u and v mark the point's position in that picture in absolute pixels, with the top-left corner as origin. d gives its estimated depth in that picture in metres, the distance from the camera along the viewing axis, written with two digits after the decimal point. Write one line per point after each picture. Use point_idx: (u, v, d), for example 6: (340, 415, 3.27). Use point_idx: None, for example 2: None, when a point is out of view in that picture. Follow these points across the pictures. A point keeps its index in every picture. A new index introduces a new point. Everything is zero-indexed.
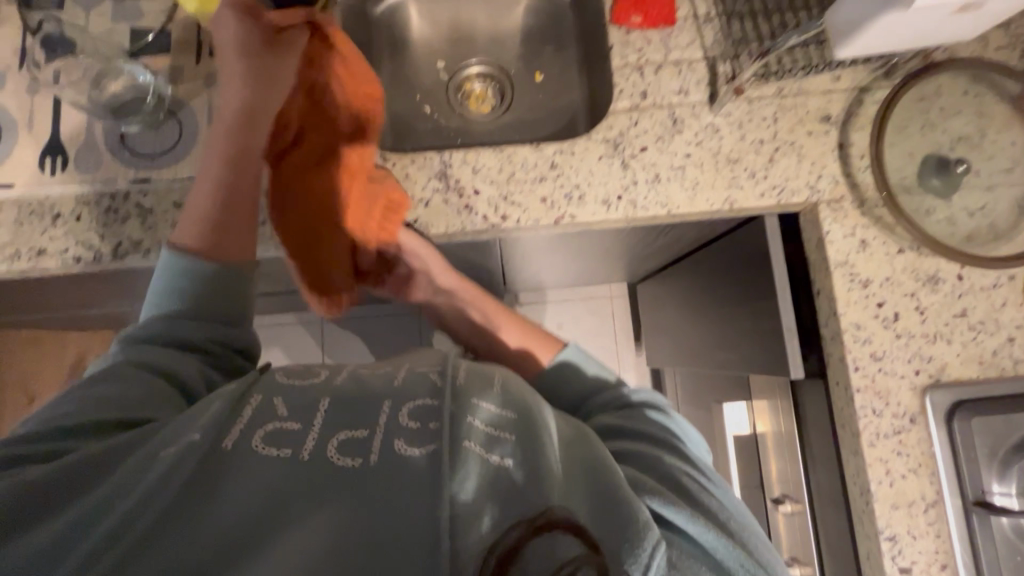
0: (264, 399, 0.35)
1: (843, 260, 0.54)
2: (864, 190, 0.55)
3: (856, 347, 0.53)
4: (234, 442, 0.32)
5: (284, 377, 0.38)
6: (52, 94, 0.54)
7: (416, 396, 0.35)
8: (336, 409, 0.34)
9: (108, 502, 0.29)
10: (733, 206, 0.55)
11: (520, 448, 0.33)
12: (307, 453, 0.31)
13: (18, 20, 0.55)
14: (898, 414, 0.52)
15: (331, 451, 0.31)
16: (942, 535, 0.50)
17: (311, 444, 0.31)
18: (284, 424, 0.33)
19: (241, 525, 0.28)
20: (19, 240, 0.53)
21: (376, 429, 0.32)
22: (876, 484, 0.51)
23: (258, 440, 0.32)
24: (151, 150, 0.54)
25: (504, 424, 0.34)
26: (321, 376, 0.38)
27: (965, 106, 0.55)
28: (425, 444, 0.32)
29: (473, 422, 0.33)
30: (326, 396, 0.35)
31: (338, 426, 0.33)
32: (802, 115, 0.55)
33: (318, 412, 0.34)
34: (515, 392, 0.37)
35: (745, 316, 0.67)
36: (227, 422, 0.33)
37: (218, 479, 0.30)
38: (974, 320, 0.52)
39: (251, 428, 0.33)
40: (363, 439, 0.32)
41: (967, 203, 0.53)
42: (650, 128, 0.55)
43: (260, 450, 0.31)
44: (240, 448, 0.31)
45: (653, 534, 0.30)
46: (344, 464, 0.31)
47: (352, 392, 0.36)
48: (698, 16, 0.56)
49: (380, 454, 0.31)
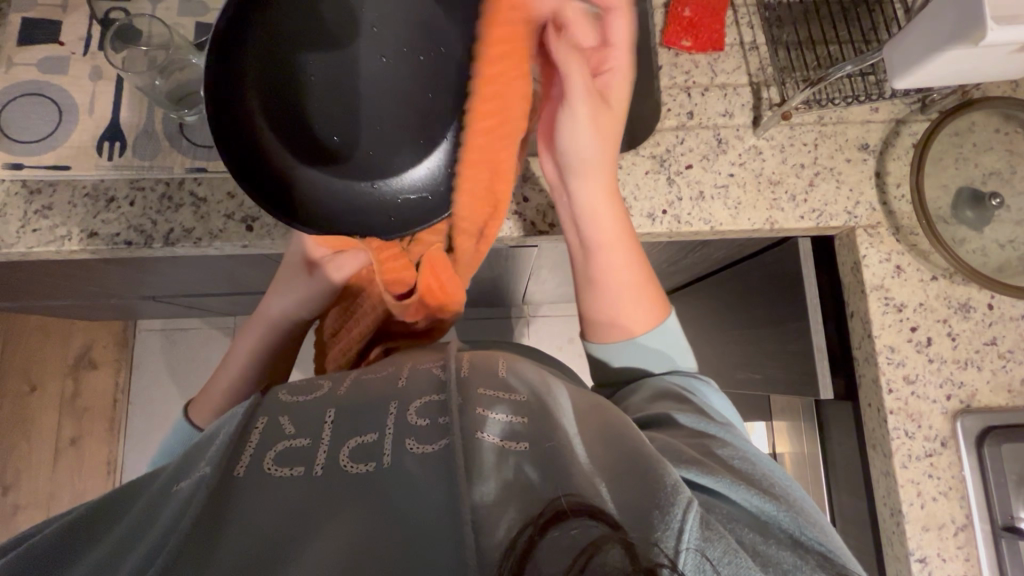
0: (269, 420, 0.38)
1: (879, 284, 0.55)
2: (899, 217, 0.56)
3: (890, 370, 0.54)
4: (245, 467, 0.34)
5: (288, 395, 0.41)
6: (115, 82, 0.55)
7: (421, 396, 0.39)
8: (342, 419, 0.37)
9: (137, 536, 0.31)
10: (774, 226, 0.57)
11: (533, 429, 0.36)
12: (319, 466, 0.34)
13: (86, 8, 0.57)
14: (930, 437, 0.53)
15: (343, 458, 0.34)
16: (971, 559, 0.50)
17: (322, 458, 0.34)
18: (293, 440, 0.36)
19: (266, 535, 0.30)
20: (72, 221, 0.53)
21: (384, 432, 0.36)
22: (907, 505, 0.52)
23: (269, 460, 0.34)
24: (208, 140, 0.54)
25: (517, 412, 0.37)
26: (324, 390, 0.42)
27: (998, 143, 0.57)
28: (434, 439, 0.35)
29: (480, 410, 0.37)
30: (329, 409, 0.39)
31: (347, 434, 0.36)
32: (841, 143, 0.57)
33: (324, 426, 0.37)
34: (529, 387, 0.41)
35: (772, 336, 0.69)
36: (235, 449, 0.35)
37: (235, 500, 0.32)
38: (1003, 349, 0.54)
39: (261, 452, 0.35)
40: (370, 442, 0.35)
41: (998, 236, 0.55)
42: (695, 148, 0.57)
43: (272, 470, 0.34)
44: (253, 472, 0.34)
45: (683, 493, 0.31)
46: (358, 469, 0.34)
47: (354, 402, 0.39)
48: (745, 44, 0.59)
49: (392, 454, 0.34)
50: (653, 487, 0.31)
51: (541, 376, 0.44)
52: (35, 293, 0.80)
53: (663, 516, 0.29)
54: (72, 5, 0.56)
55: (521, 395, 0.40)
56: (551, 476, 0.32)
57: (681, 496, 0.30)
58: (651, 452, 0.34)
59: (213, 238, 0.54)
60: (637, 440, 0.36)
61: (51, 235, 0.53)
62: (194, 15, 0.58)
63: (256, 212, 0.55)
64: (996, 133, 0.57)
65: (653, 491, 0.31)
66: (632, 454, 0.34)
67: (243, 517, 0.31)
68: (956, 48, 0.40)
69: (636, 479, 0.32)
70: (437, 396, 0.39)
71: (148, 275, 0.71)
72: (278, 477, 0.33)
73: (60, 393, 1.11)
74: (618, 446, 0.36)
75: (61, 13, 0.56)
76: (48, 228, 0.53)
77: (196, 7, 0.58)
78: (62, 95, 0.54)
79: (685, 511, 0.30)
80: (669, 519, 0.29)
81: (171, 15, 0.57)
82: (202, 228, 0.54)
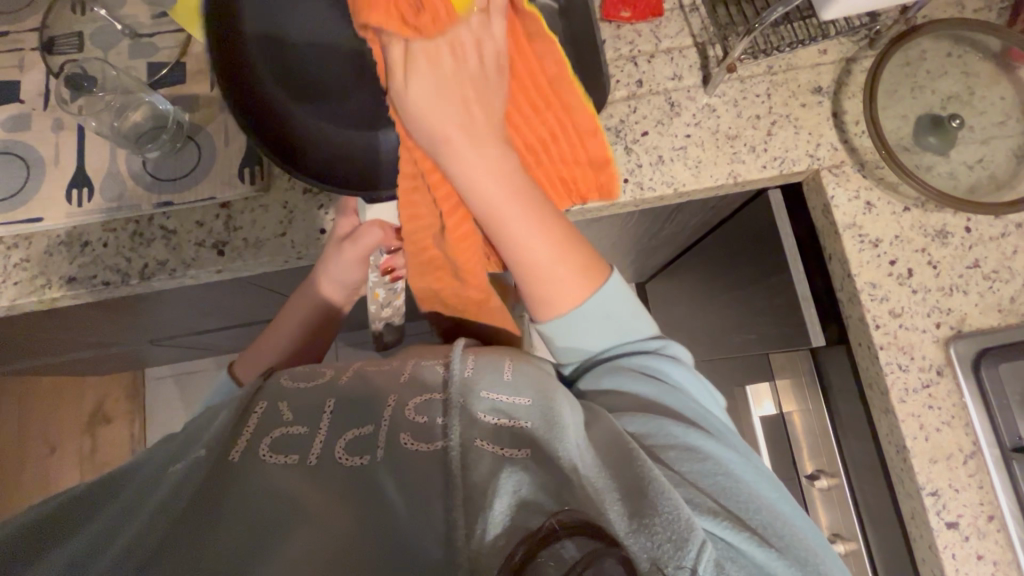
0: (269, 405, 0.40)
1: (851, 222, 0.55)
2: (863, 153, 0.56)
3: (874, 306, 0.53)
4: (239, 452, 0.36)
5: (290, 380, 0.44)
6: (76, 130, 0.56)
7: (422, 394, 0.40)
8: (340, 410, 0.39)
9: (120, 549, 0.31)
10: (737, 180, 0.57)
11: (530, 436, 0.37)
12: (315, 457, 0.36)
13: (43, 66, 0.59)
14: (925, 367, 0.52)
15: (340, 452, 0.36)
16: (985, 486, 0.49)
17: (318, 449, 0.36)
18: (290, 428, 0.38)
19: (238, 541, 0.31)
20: (49, 269, 0.54)
21: (381, 425, 0.38)
22: (911, 440, 0.51)
23: (264, 447, 0.36)
24: (171, 174, 0.55)
25: (511, 415, 0.38)
26: (327, 376, 0.44)
27: (951, 67, 0.57)
28: (432, 439, 0.36)
29: (485, 417, 0.38)
30: (330, 397, 0.40)
31: (344, 428, 0.38)
32: (794, 89, 0.57)
33: (324, 415, 0.39)
34: (543, 396, 0.41)
35: (757, 294, 0.68)
36: (236, 431, 0.38)
37: (228, 484, 0.34)
38: (988, 270, 0.53)
39: (258, 437, 0.37)
40: (366, 436, 0.37)
41: (965, 157, 0.55)
42: (649, 114, 0.57)
43: (267, 455, 0.36)
44: (248, 455, 0.36)
45: (698, 532, 0.31)
46: (354, 462, 0.36)
47: (354, 392, 0.41)
48: (685, 6, 0.59)
49: (385, 448, 0.36)
50: (666, 520, 0.31)
51: (544, 377, 0.44)
52: (36, 352, 0.82)
53: (676, 554, 0.29)
54: (29, 64, 0.58)
55: (525, 399, 0.40)
56: (548, 491, 0.33)
57: (695, 534, 0.30)
58: (658, 478, 0.33)
59: (187, 267, 0.55)
60: (641, 460, 0.35)
61: (31, 285, 0.54)
62: (146, 57, 0.59)
63: (226, 236, 0.55)
64: (947, 57, 0.57)
65: (661, 520, 0.31)
66: (638, 480, 0.34)
67: (241, 498, 0.33)
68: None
69: (646, 507, 0.32)
70: (438, 396, 0.40)
71: (138, 317, 0.72)
72: (272, 464, 0.35)
73: (78, 451, 1.09)
74: (627, 465, 0.35)
75: (19, 74, 0.58)
76: (28, 279, 0.54)
77: (147, 49, 0.60)
78: (29, 151, 0.56)
79: (699, 549, 0.30)
80: (682, 558, 0.29)
81: (125, 60, 0.59)
82: (175, 258, 0.55)
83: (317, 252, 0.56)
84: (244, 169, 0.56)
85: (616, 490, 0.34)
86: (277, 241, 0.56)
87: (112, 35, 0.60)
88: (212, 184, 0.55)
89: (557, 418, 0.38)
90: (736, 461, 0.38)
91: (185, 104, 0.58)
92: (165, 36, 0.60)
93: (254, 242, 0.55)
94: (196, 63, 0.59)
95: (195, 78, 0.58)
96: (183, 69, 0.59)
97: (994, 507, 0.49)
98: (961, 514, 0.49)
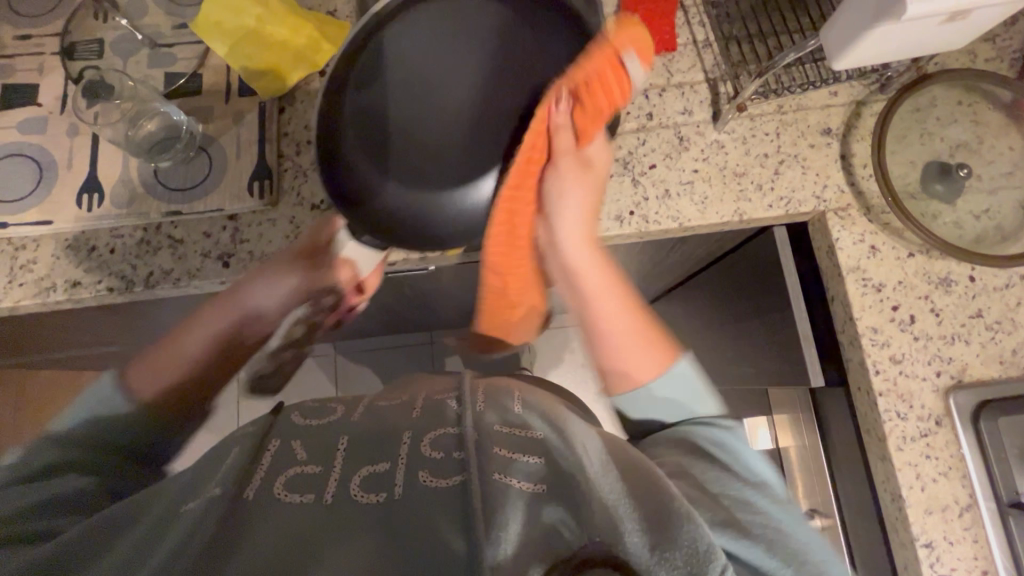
0: (282, 442, 0.41)
1: (855, 265, 0.55)
2: (869, 197, 0.56)
3: (874, 351, 0.53)
4: (254, 492, 0.37)
5: (302, 417, 0.45)
6: (90, 137, 0.57)
7: (437, 428, 0.41)
8: (354, 448, 0.40)
9: None
10: (743, 218, 0.57)
11: (546, 469, 0.38)
12: (329, 495, 0.37)
13: (61, 70, 0.59)
14: (923, 417, 0.51)
15: (353, 488, 0.37)
16: (980, 540, 0.49)
17: (332, 487, 0.37)
18: (304, 467, 0.38)
19: None
20: (54, 273, 0.55)
21: (397, 461, 0.38)
22: (907, 489, 0.50)
23: (280, 485, 0.37)
24: (180, 184, 0.56)
25: (525, 448, 0.39)
26: (337, 414, 0.45)
27: (961, 115, 0.57)
28: (448, 473, 0.37)
29: (500, 449, 0.38)
30: (343, 436, 0.41)
31: (357, 465, 0.38)
32: (803, 129, 0.57)
33: (336, 454, 0.40)
34: (556, 429, 0.41)
35: (757, 330, 0.68)
36: (242, 475, 0.38)
37: (239, 530, 0.35)
38: (990, 320, 0.53)
39: (271, 478, 0.38)
40: (382, 473, 0.38)
41: (972, 207, 0.55)
42: (658, 147, 0.58)
43: (281, 496, 0.37)
44: (262, 496, 0.37)
45: (716, 563, 0.32)
46: (368, 499, 0.36)
47: (365, 429, 0.42)
48: (697, 42, 0.59)
49: (404, 484, 0.37)
50: (685, 553, 0.32)
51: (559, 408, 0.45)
52: (35, 347, 0.82)
53: None
54: (48, 69, 0.59)
55: (538, 432, 0.41)
56: (577, 525, 0.34)
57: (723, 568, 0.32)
58: (682, 507, 0.34)
59: (193, 278, 0.55)
60: (665, 484, 0.36)
61: (37, 288, 0.55)
62: (163, 67, 0.60)
63: (232, 248, 0.56)
64: (958, 105, 0.57)
65: (684, 551, 0.32)
66: (660, 504, 0.34)
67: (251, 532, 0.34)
68: (907, 20, 0.41)
69: (667, 537, 0.33)
70: (451, 429, 0.40)
71: (139, 320, 0.72)
72: (288, 504, 0.36)
73: None
74: (644, 486, 0.36)
75: (38, 77, 0.59)
76: (34, 281, 0.55)
77: (164, 59, 0.60)
78: (42, 155, 0.57)
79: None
80: None
81: (142, 68, 0.60)
82: (181, 269, 0.55)
83: (319, 270, 0.56)
84: (253, 182, 0.56)
85: (635, 517, 0.34)
86: (283, 256, 0.56)
87: (131, 44, 0.61)
88: (221, 195, 0.56)
89: (568, 448, 0.39)
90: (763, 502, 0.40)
91: (199, 114, 0.58)
92: (183, 47, 0.61)
93: (259, 255, 0.56)
94: (213, 75, 0.59)
95: (210, 90, 0.59)
96: (199, 81, 0.59)
97: (988, 561, 0.48)
98: (955, 567, 0.49)
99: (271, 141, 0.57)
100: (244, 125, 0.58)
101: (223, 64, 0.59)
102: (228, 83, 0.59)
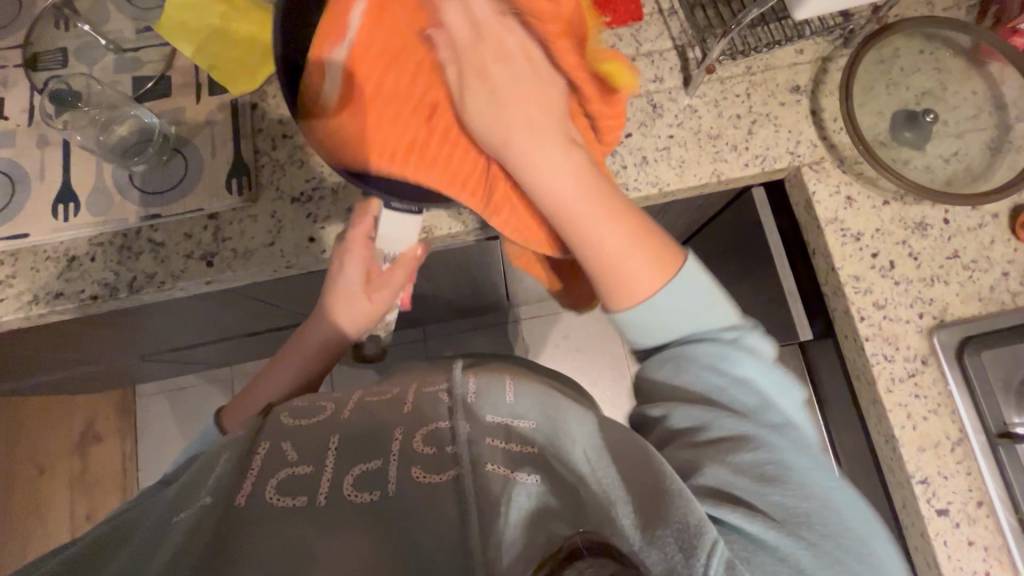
0: (271, 445, 0.40)
1: (833, 217, 0.56)
2: (842, 148, 0.57)
3: (858, 298, 0.54)
4: (245, 496, 0.35)
5: (290, 419, 0.44)
6: (62, 147, 0.56)
7: (428, 422, 0.40)
8: (344, 447, 0.39)
9: None
10: (720, 179, 0.58)
11: (539, 458, 0.38)
12: (322, 497, 0.35)
13: (26, 82, 0.59)
14: (910, 358, 0.52)
15: (347, 487, 0.36)
16: (973, 471, 0.50)
17: (324, 487, 0.36)
18: (295, 467, 0.37)
19: None
20: (35, 285, 0.54)
21: (389, 457, 0.38)
22: (900, 428, 0.51)
23: (270, 491, 0.36)
24: (156, 186, 0.55)
25: (517, 440, 0.39)
26: (328, 412, 0.44)
27: (924, 64, 0.58)
28: (440, 467, 0.37)
29: (490, 441, 0.38)
30: (333, 434, 0.40)
31: (350, 464, 0.38)
32: (773, 88, 0.58)
33: (327, 453, 0.38)
34: (547, 422, 0.42)
35: (744, 292, 0.69)
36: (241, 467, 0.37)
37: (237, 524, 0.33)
38: (967, 260, 0.54)
39: (262, 480, 0.36)
40: (373, 471, 0.37)
41: (940, 151, 0.56)
42: (632, 116, 0.58)
43: (274, 499, 0.35)
44: (254, 499, 0.35)
45: (708, 536, 0.32)
46: (362, 498, 0.35)
47: (358, 428, 0.41)
48: (663, 10, 0.60)
49: (396, 481, 0.36)
50: (677, 530, 0.33)
51: (546, 395, 0.46)
52: (22, 371, 0.80)
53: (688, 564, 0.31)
54: (13, 81, 0.58)
55: (530, 420, 0.42)
56: (567, 518, 0.35)
57: (706, 539, 0.32)
58: (675, 487, 0.35)
59: (177, 279, 0.55)
60: (659, 466, 0.37)
61: (18, 302, 0.54)
62: (131, 71, 0.60)
63: (215, 247, 0.55)
64: (920, 54, 0.58)
65: (675, 528, 0.33)
66: (657, 487, 0.35)
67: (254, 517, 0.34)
68: None
69: (660, 517, 0.33)
70: (443, 423, 0.40)
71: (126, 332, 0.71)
72: (280, 507, 0.35)
73: (68, 473, 1.06)
74: (640, 467, 0.37)
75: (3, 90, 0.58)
76: (14, 296, 0.54)
77: (132, 63, 0.60)
78: (14, 168, 0.56)
79: (710, 553, 0.31)
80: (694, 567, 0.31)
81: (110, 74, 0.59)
82: (163, 271, 0.55)
83: (305, 261, 0.56)
84: (230, 179, 0.56)
85: (628, 499, 0.35)
86: (267, 250, 0.56)
87: (97, 51, 0.61)
88: (199, 196, 0.55)
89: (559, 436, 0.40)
90: (788, 449, 0.38)
91: (171, 116, 0.58)
92: (150, 50, 0.60)
93: (243, 252, 0.56)
94: (182, 75, 0.59)
95: (180, 91, 0.58)
96: (168, 82, 0.59)
97: (982, 492, 0.50)
98: (951, 501, 0.50)
99: (245, 137, 0.57)
100: (217, 123, 0.57)
101: (191, 64, 0.59)
102: (197, 82, 0.58)
